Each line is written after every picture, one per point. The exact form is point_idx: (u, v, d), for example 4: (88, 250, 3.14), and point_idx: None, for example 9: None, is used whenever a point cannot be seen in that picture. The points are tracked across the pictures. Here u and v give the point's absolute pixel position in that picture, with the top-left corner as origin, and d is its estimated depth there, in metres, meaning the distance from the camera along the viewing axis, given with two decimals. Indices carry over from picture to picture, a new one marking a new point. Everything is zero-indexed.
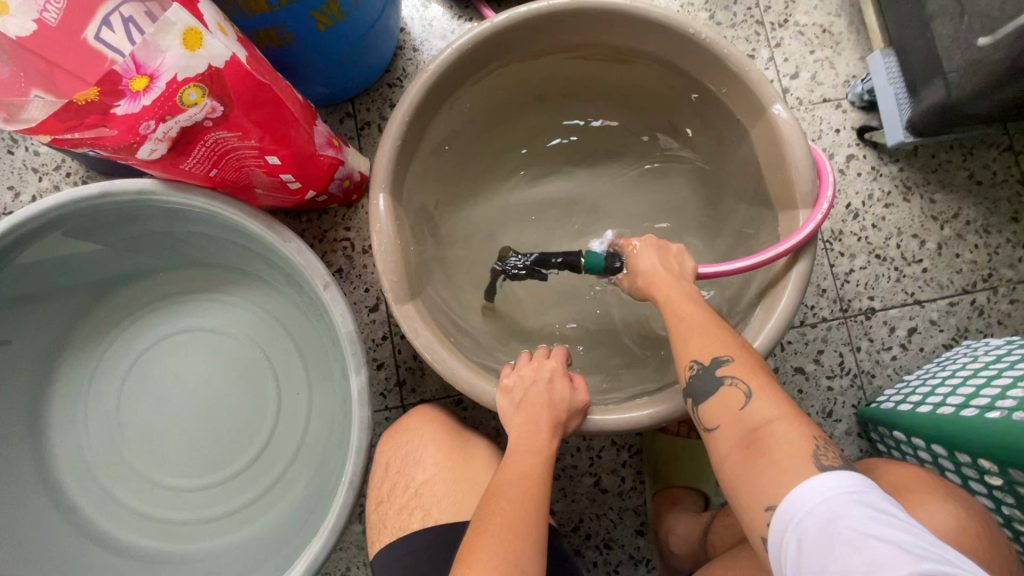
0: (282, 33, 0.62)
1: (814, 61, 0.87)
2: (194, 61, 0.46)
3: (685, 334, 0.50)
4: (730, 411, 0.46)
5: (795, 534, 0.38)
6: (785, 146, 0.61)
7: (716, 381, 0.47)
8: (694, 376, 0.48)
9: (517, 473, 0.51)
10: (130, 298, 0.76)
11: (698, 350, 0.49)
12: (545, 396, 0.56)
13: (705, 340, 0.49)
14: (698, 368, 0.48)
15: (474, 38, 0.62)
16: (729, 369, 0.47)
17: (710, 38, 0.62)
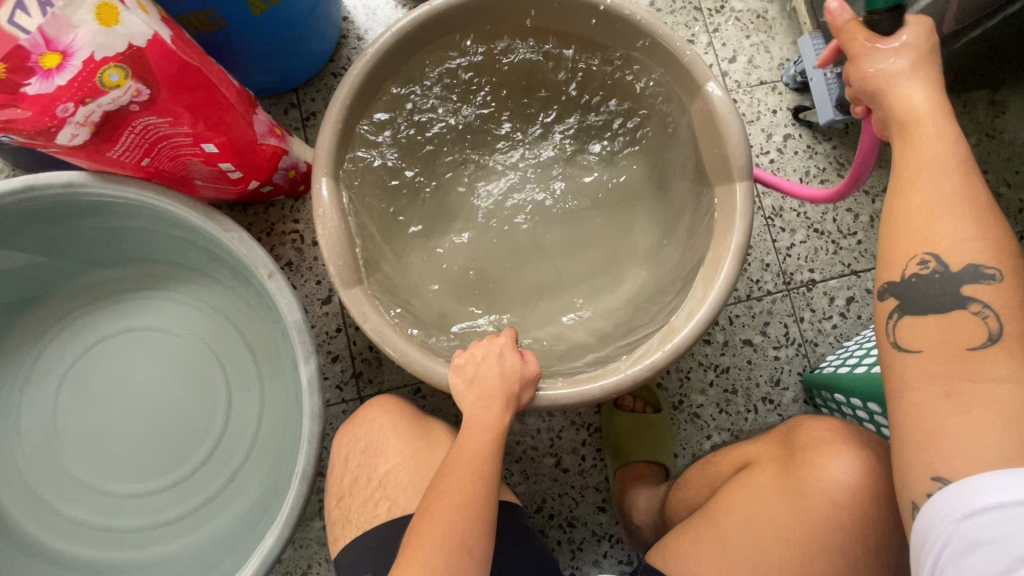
0: (214, 18, 0.60)
1: (750, 46, 0.91)
2: (111, 38, 0.45)
3: (938, 217, 0.41)
4: (957, 346, 0.40)
5: (947, 536, 0.37)
6: (720, 122, 0.63)
7: (951, 301, 0.40)
8: (916, 277, 0.42)
9: (471, 451, 0.51)
10: (66, 299, 0.73)
11: (943, 246, 0.41)
12: (497, 372, 0.56)
13: (952, 234, 0.41)
14: (930, 267, 0.41)
15: (406, 25, 0.63)
16: (975, 290, 0.40)
17: (645, 19, 0.64)
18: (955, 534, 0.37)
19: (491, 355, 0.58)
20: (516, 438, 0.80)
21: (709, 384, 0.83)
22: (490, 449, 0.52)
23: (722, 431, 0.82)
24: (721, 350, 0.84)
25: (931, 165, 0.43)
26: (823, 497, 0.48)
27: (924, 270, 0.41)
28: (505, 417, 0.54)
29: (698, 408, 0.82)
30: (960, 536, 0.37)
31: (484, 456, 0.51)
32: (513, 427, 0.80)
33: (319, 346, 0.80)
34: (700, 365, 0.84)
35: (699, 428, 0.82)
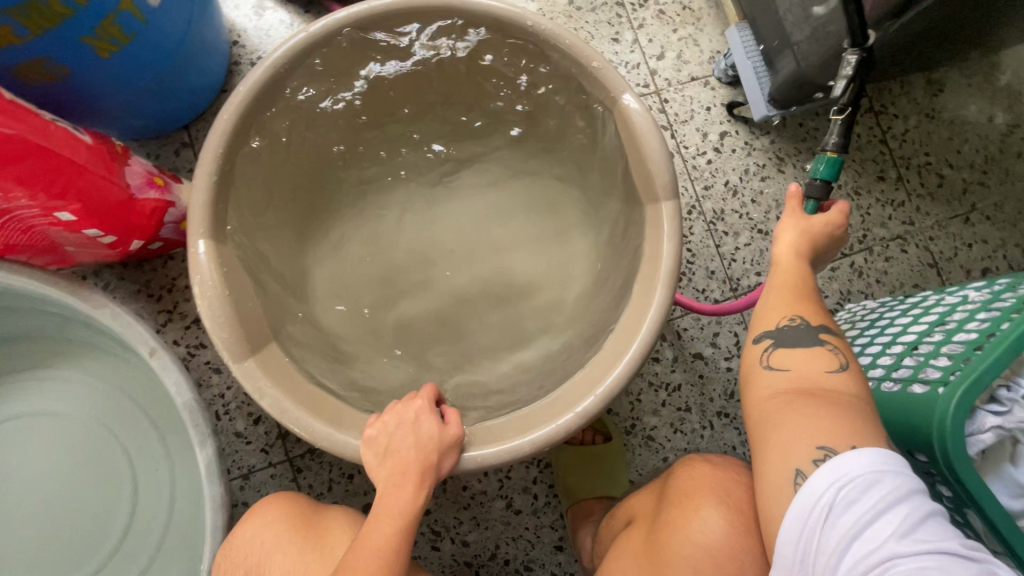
0: (52, 67, 0.52)
1: (678, 40, 0.86)
2: None
3: (805, 293, 0.49)
4: (816, 367, 0.45)
5: (838, 488, 0.39)
6: (639, 138, 0.58)
7: (812, 339, 0.46)
8: (786, 327, 0.48)
9: (370, 552, 0.46)
10: None
11: (807, 309, 0.48)
12: (412, 445, 0.51)
13: (812, 304, 0.49)
14: (796, 323, 0.48)
15: (282, 55, 0.56)
16: (832, 337, 0.46)
17: (550, 30, 0.58)
18: (844, 488, 0.38)
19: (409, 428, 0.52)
20: (462, 484, 0.75)
21: (661, 403, 0.79)
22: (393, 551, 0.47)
23: (678, 452, 0.79)
24: (671, 368, 0.80)
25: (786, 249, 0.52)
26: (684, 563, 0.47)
27: (792, 323, 0.48)
28: (416, 504, 0.49)
29: (651, 430, 0.78)
30: (847, 490, 0.38)
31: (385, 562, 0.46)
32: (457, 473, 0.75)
33: (237, 409, 0.73)
34: (650, 385, 0.79)
35: (655, 451, 0.78)
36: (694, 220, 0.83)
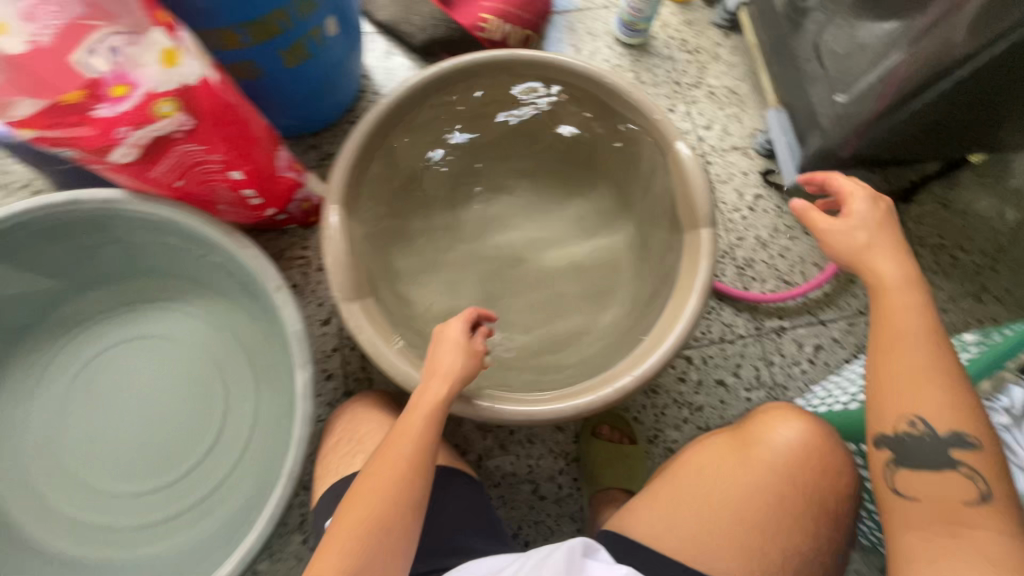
0: (252, 68, 0.70)
1: (724, 116, 1.02)
2: (167, 78, 0.54)
3: (925, 382, 0.46)
4: (953, 500, 0.44)
5: None
6: (686, 176, 0.73)
7: (943, 457, 0.45)
8: (900, 434, 0.47)
9: (391, 462, 0.52)
10: (89, 307, 0.80)
11: (930, 409, 0.46)
12: (452, 355, 0.59)
13: (937, 400, 0.46)
14: (918, 427, 0.46)
15: (415, 82, 0.74)
16: (965, 455, 0.44)
17: (621, 87, 0.75)
18: None
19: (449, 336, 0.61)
20: (495, 464, 0.83)
21: (683, 420, 0.87)
22: (414, 462, 0.53)
23: None
24: (695, 389, 0.88)
25: (884, 315, 0.51)
26: (767, 450, 0.58)
27: (911, 431, 0.46)
28: (438, 409, 0.56)
29: (672, 443, 0.86)
30: None
31: (404, 474, 0.52)
32: (492, 452, 0.83)
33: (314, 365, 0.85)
34: (675, 402, 0.88)
35: None
36: (726, 264, 0.94)
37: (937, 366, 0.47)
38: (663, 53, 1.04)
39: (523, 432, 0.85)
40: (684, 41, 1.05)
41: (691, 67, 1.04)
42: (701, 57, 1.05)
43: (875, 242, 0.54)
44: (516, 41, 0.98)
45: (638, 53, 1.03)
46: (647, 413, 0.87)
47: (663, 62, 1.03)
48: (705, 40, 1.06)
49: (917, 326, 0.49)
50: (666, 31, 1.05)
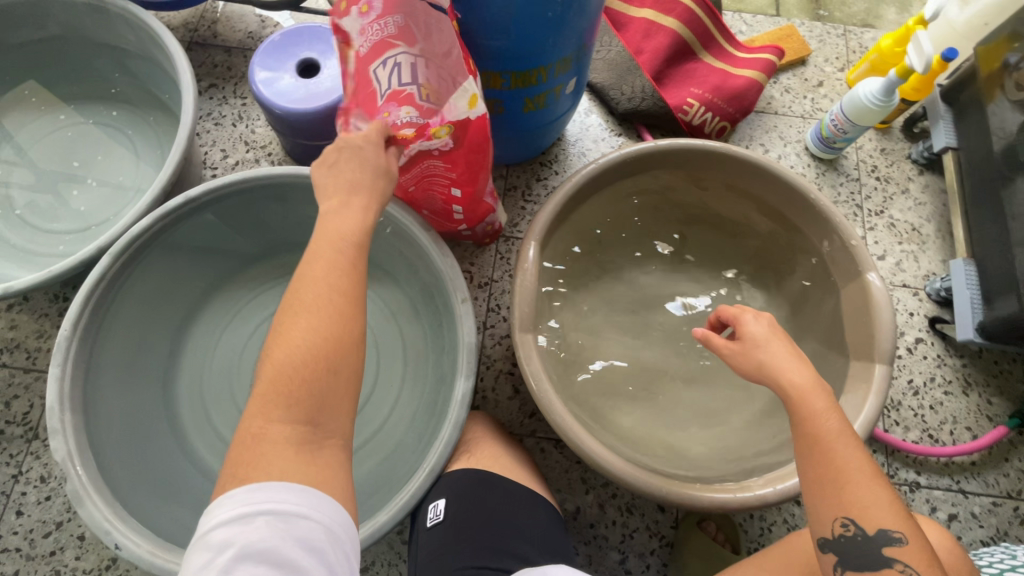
0: (496, 105, 0.80)
1: (900, 251, 1.00)
2: (459, 110, 0.63)
3: (851, 486, 0.48)
4: None
5: None
6: (873, 306, 0.72)
7: (879, 557, 0.47)
8: (839, 537, 0.48)
9: (311, 302, 0.46)
10: (286, 264, 0.91)
11: (860, 513, 0.47)
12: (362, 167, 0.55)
13: (864, 503, 0.47)
14: (851, 530, 0.48)
15: (633, 151, 0.79)
16: (895, 551, 0.46)
17: (824, 205, 0.77)
18: None
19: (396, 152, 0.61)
20: (591, 521, 0.83)
21: None
22: (340, 299, 0.47)
23: None
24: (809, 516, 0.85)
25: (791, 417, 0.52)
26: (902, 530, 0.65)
27: (846, 533, 0.48)
28: (336, 248, 0.49)
29: None
30: None
31: (329, 314, 0.46)
32: (591, 509, 0.84)
33: None
34: (784, 522, 0.85)
35: None
36: None
37: (864, 467, 0.48)
38: (851, 173, 1.04)
39: (624, 500, 0.85)
40: (875, 167, 1.05)
41: (876, 193, 1.04)
42: (890, 186, 1.04)
43: (764, 354, 0.56)
44: (712, 129, 1.02)
45: (826, 168, 1.05)
46: (752, 523, 0.84)
47: (849, 182, 1.04)
48: (898, 171, 1.05)
49: (830, 425, 0.50)
50: (859, 153, 1.06)
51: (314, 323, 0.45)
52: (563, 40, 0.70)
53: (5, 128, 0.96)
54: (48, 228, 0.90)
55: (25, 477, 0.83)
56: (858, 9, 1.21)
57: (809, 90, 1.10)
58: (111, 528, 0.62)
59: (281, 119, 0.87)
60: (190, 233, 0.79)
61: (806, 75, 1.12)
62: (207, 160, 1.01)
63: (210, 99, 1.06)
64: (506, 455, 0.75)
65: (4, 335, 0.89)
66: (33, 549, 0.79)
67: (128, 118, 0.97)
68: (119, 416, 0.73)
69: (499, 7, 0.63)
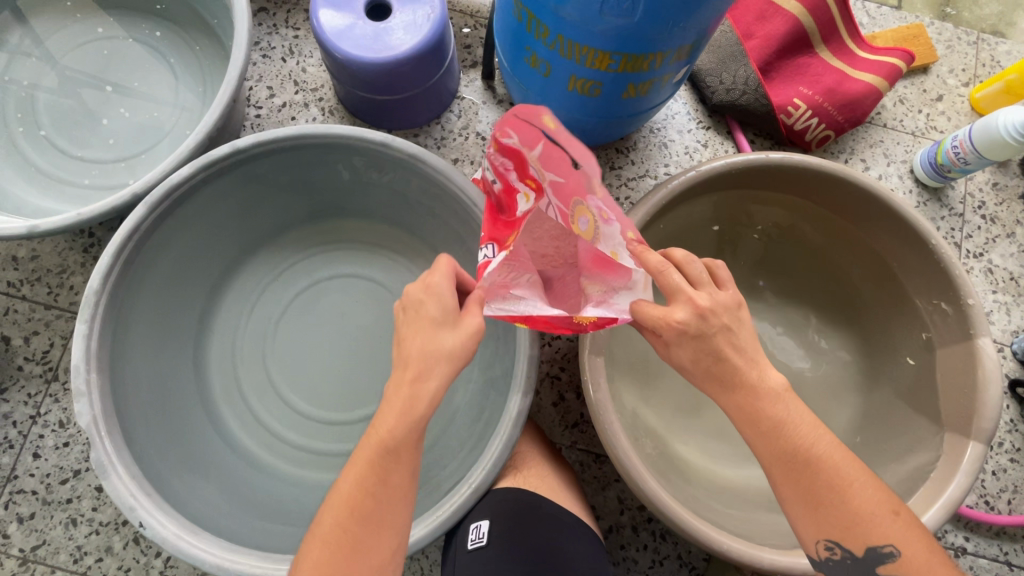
0: (593, 87, 0.70)
1: (992, 301, 0.92)
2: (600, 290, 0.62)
3: (828, 511, 0.47)
4: None
5: None
6: (980, 376, 0.65)
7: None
8: (827, 559, 0.49)
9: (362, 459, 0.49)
10: (331, 229, 0.83)
11: (839, 534, 0.47)
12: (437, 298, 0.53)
13: (841, 524, 0.47)
14: (834, 551, 0.48)
15: (740, 161, 0.69)
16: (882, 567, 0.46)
17: (946, 253, 0.67)
18: None
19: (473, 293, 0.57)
20: (621, 542, 0.80)
21: None
22: (382, 467, 0.49)
23: None
24: None
25: (761, 437, 0.49)
26: None
27: (832, 555, 0.48)
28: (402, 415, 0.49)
29: None
30: None
31: (372, 481, 0.48)
32: (623, 531, 0.80)
33: None
34: None
35: None
36: None
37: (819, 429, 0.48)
38: (955, 207, 0.94)
39: (659, 525, 0.81)
40: (983, 203, 0.95)
41: (979, 233, 0.94)
42: (995, 227, 0.94)
43: (712, 345, 0.50)
44: (814, 136, 0.91)
45: (929, 197, 0.94)
46: None
47: (952, 216, 0.94)
48: (1007, 211, 0.95)
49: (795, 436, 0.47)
50: (968, 185, 0.95)
51: (358, 487, 0.49)
52: (693, 25, 0.59)
53: (33, 32, 0.86)
54: (80, 156, 0.82)
55: (43, 419, 0.79)
56: (991, 11, 1.04)
57: (925, 104, 0.98)
58: (137, 504, 0.58)
59: (341, 65, 0.77)
60: (234, 187, 0.71)
61: (925, 86, 0.99)
62: (252, 98, 0.91)
63: (259, 27, 0.94)
64: (552, 474, 0.71)
65: (26, 266, 0.83)
66: (49, 494, 0.77)
67: (168, 39, 0.86)
68: (147, 378, 0.69)
69: None
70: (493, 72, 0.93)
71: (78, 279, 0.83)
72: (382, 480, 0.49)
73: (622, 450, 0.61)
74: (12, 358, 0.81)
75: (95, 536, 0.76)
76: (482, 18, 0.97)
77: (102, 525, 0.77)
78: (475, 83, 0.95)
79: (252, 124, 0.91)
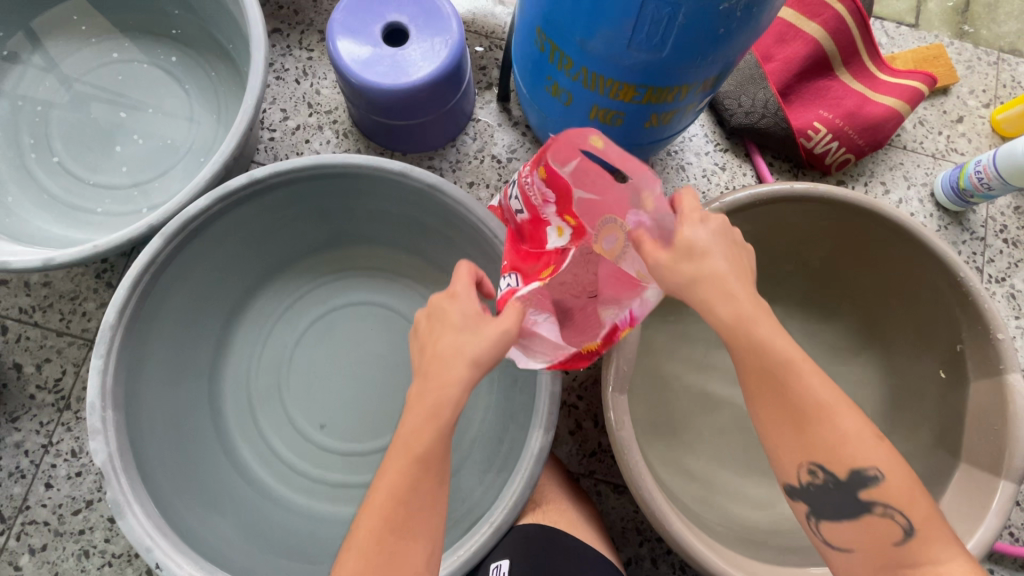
0: (614, 117, 0.69)
1: (1016, 327, 0.90)
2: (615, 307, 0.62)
3: (813, 433, 0.46)
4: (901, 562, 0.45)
5: None
6: (1012, 413, 0.63)
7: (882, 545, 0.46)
8: (807, 486, 0.48)
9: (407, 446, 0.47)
10: (346, 255, 0.82)
11: (820, 457, 0.46)
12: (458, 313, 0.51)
13: (821, 444, 0.46)
14: (813, 472, 0.47)
15: (765, 192, 0.68)
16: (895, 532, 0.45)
17: (975, 286, 0.66)
18: None
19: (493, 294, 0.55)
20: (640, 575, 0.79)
21: None
22: (429, 452, 0.46)
23: None
24: None
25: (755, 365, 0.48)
26: None
27: (814, 480, 0.48)
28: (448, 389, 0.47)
29: None
30: None
31: (420, 469, 0.46)
32: (642, 563, 0.79)
33: None
34: None
35: None
36: None
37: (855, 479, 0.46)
38: (976, 231, 0.93)
39: (678, 557, 0.80)
40: (1005, 227, 0.93)
41: (1001, 257, 0.92)
42: (1017, 251, 0.93)
43: None
44: (834, 160, 0.90)
45: (950, 221, 0.93)
46: None
47: (973, 240, 0.93)
48: None
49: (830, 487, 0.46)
50: (989, 208, 0.94)
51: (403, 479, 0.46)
52: (720, 58, 0.58)
53: (46, 55, 0.85)
54: (94, 181, 0.81)
55: (56, 449, 0.78)
56: (1011, 29, 1.02)
57: (945, 126, 0.97)
58: (153, 545, 0.56)
59: (358, 91, 0.76)
60: (250, 215, 0.70)
61: (945, 108, 0.98)
62: (266, 120, 0.90)
63: (273, 48, 0.93)
64: (572, 508, 0.70)
65: (38, 292, 0.82)
66: (62, 525, 0.76)
67: (183, 62, 0.85)
68: (161, 412, 0.68)
69: (664, 15, 0.51)
70: (508, 94, 0.92)
71: (91, 305, 0.82)
72: (427, 469, 0.46)
73: (647, 490, 0.59)
74: (25, 386, 0.80)
75: (107, 568, 0.75)
76: (498, 38, 0.96)
77: (115, 556, 0.76)
78: (490, 105, 0.94)
79: (265, 147, 0.90)
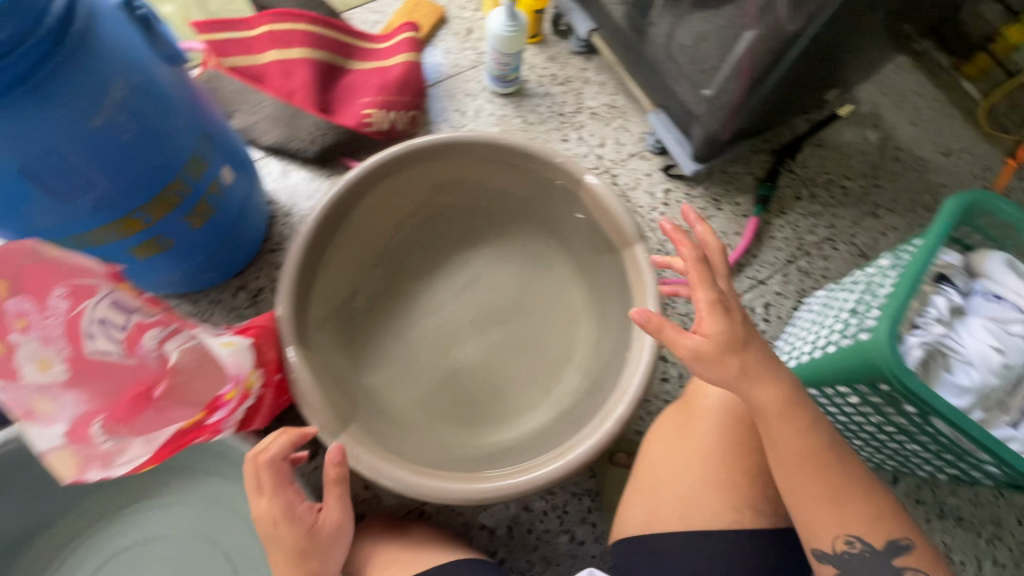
0: (158, 242, 0.69)
1: (612, 130, 1.10)
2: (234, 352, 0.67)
3: (841, 508, 0.58)
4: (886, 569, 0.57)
5: None
6: (601, 202, 0.79)
7: (876, 562, 0.57)
8: (842, 551, 0.58)
9: None
10: (61, 535, 0.77)
11: (853, 526, 0.57)
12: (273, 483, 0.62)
13: (842, 520, 0.58)
14: (850, 542, 0.57)
15: (329, 200, 0.75)
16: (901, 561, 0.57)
17: (517, 143, 0.80)
18: None
19: (339, 516, 0.64)
20: (527, 526, 0.83)
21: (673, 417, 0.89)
22: None
23: None
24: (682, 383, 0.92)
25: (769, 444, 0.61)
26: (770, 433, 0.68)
27: (850, 546, 0.58)
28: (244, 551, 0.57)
29: None
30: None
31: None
32: (520, 517, 0.84)
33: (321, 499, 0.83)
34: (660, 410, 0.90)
35: None
36: None
37: None
38: (539, 92, 1.11)
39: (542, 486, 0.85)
40: (553, 75, 1.13)
41: (567, 96, 1.11)
42: (573, 84, 1.13)
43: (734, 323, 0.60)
44: (404, 123, 1.01)
45: (517, 99, 1.10)
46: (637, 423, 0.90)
47: (541, 100, 1.11)
48: (571, 67, 1.14)
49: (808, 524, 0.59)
50: (534, 71, 1.13)
51: None
52: (162, 150, 0.62)
53: None
54: None
55: None
56: None
57: (463, 41, 1.14)
58: None
59: None
60: None
61: (453, 30, 1.15)
62: None
63: None
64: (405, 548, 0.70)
65: None
66: None
67: None
68: None
69: (55, 163, 0.54)
70: None
71: None
72: None
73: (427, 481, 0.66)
74: None
75: None
76: None
77: None
78: None
79: None
